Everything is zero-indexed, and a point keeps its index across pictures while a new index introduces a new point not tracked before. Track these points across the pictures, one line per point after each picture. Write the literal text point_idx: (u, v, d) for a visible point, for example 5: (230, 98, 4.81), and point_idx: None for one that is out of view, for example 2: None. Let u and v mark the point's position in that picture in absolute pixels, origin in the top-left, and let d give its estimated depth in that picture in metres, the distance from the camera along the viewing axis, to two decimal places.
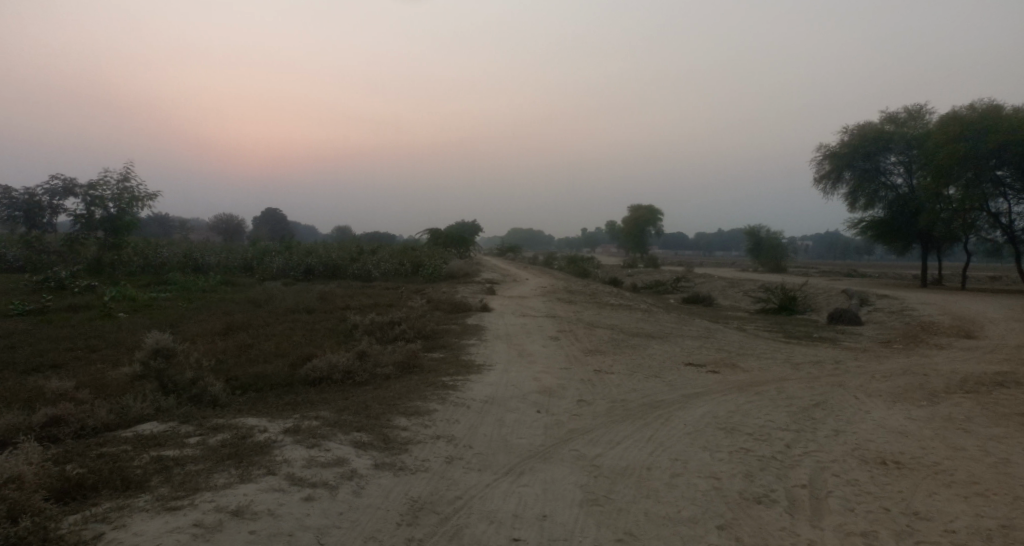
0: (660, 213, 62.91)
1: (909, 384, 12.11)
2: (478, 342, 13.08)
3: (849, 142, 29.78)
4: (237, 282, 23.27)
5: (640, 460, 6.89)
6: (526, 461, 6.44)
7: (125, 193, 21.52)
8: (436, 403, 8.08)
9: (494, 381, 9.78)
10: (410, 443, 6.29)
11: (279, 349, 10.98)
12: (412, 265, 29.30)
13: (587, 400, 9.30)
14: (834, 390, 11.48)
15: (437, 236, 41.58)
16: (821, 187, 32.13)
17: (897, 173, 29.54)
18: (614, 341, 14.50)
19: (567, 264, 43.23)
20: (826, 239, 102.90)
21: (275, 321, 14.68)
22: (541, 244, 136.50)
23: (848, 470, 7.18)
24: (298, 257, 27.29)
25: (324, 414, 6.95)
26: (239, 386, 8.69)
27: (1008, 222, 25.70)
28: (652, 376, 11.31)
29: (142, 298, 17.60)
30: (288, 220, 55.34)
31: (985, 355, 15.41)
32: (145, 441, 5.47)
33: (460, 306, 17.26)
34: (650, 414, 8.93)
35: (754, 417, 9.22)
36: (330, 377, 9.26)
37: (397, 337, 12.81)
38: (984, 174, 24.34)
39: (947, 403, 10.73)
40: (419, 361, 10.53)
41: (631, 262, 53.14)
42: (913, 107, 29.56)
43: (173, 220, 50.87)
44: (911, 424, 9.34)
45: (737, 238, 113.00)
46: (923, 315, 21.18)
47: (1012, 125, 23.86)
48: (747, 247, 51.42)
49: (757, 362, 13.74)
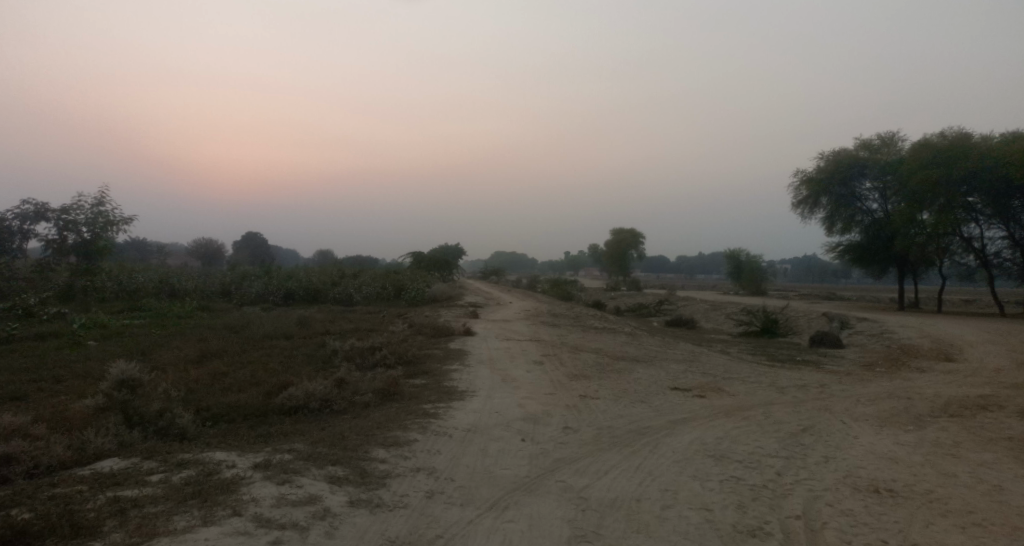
0: (641, 236, 63.15)
1: (894, 408, 11.98)
2: (460, 367, 12.79)
3: (825, 168, 30.08)
4: (214, 308, 22.82)
5: (629, 491, 6.63)
6: (510, 494, 6.15)
7: (99, 217, 21.24)
8: (417, 432, 7.79)
9: (476, 408, 9.50)
10: (388, 477, 5.99)
11: (254, 377, 10.65)
12: (394, 289, 29.01)
13: (572, 428, 9.04)
14: (821, 414, 11.31)
15: (419, 260, 41.31)
16: (799, 211, 32.37)
17: (873, 198, 29.82)
18: (598, 365, 14.30)
19: (550, 287, 43.13)
20: (805, 262, 103.89)
21: (252, 348, 14.30)
22: (523, 267, 136.55)
23: (842, 499, 6.97)
24: (277, 281, 26.88)
25: (299, 446, 6.64)
26: (210, 417, 8.36)
27: (981, 246, 26.09)
28: (637, 401, 11.09)
29: (114, 325, 17.14)
30: (268, 244, 54.83)
31: (966, 378, 15.38)
32: (103, 480, 5.15)
33: (442, 330, 16.97)
34: (638, 441, 8.70)
35: (743, 444, 9.01)
36: (307, 406, 8.94)
37: (378, 363, 12.49)
38: (956, 200, 24.62)
39: (934, 427, 10.61)
40: (400, 388, 10.23)
41: (614, 285, 53.17)
42: (886, 134, 29.95)
43: (152, 245, 50.14)
44: (900, 450, 9.17)
45: (717, 261, 113.75)
46: (904, 337, 21.21)
47: (981, 153, 24.17)
48: (728, 270, 51.56)
49: (742, 385, 13.58)
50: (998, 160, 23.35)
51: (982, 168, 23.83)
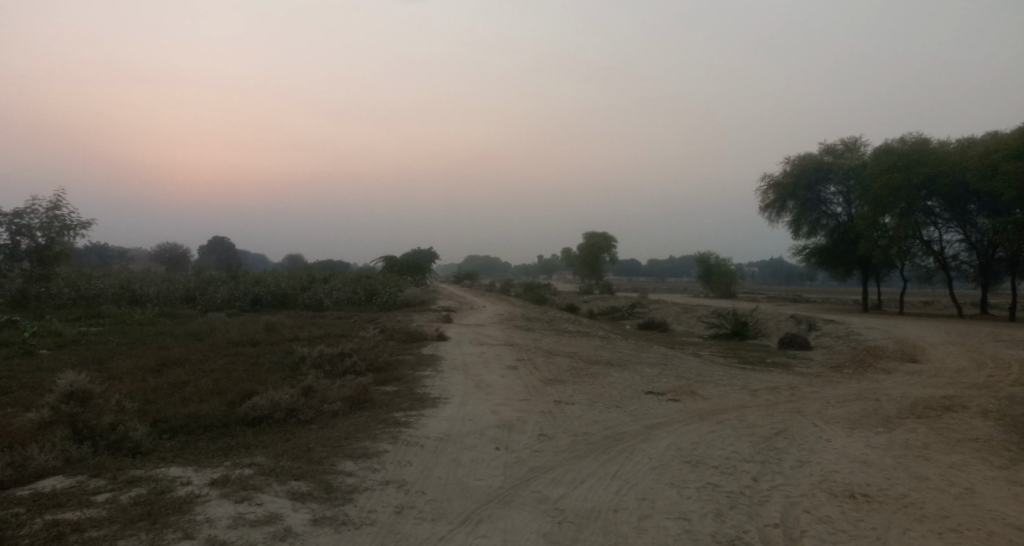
0: (613, 240, 63.34)
1: (864, 410, 12.00)
2: (433, 373, 12.51)
3: (792, 173, 30.42)
4: (177, 314, 22.23)
5: (605, 501, 6.46)
6: (485, 507, 5.93)
7: (55, 221, 20.37)
8: (387, 443, 7.52)
9: (449, 416, 9.25)
10: (356, 491, 5.73)
11: (218, 386, 10.28)
12: (366, 293, 28.65)
13: (547, 434, 8.84)
14: (793, 417, 11.26)
15: (391, 264, 40.87)
16: (766, 215, 32.66)
17: (837, 203, 30.22)
18: (571, 370, 14.13)
19: (523, 291, 42.94)
20: (772, 265, 105.33)
21: (216, 355, 13.88)
22: (495, 270, 136.29)
23: (819, 506, 6.88)
24: (245, 286, 26.30)
25: (261, 460, 6.35)
26: (168, 429, 8.02)
27: (940, 248, 26.53)
28: (611, 406, 10.95)
29: (71, 333, 16.56)
30: (236, 249, 53.90)
31: (931, 379, 15.53)
32: (43, 502, 4.84)
33: (414, 335, 16.67)
34: (613, 447, 8.53)
35: (719, 448, 8.90)
36: (272, 416, 8.61)
37: (347, 371, 12.15)
38: (916, 204, 25.03)
39: (903, 429, 10.62)
40: (371, 396, 9.93)
41: (586, 289, 53.27)
42: (849, 139, 30.35)
43: (114, 250, 48.96)
44: (873, 453, 9.14)
45: (687, 264, 114.80)
46: (870, 339, 21.45)
47: (939, 158, 24.62)
48: (697, 274, 51.36)
49: (715, 389, 13.52)
50: (956, 164, 23.79)
51: (941, 172, 24.25)
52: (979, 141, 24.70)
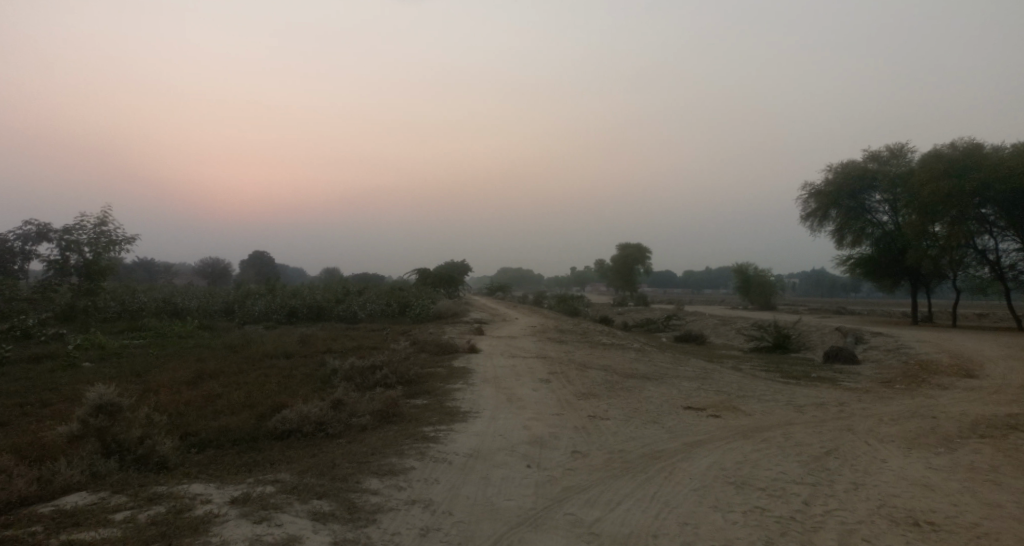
0: (649, 251, 62.48)
1: (919, 428, 11.32)
2: (465, 386, 12.22)
3: (834, 181, 29.53)
4: (215, 326, 22.36)
5: (645, 525, 6.05)
6: (516, 531, 5.58)
7: (102, 237, 20.84)
8: (415, 459, 7.24)
9: (479, 431, 8.92)
10: (380, 512, 5.44)
11: (249, 399, 10.14)
12: (399, 305, 28.55)
13: (582, 451, 8.46)
14: (844, 435, 10.67)
15: (425, 276, 40.81)
16: (808, 225, 31.76)
17: (883, 211, 29.21)
18: (607, 383, 13.71)
19: (557, 303, 42.44)
20: (813, 276, 102.95)
21: (249, 367, 13.82)
22: (530, 282, 135.83)
23: (879, 535, 6.41)
24: (282, 299, 26.40)
25: (285, 476, 6.10)
26: (196, 443, 7.86)
27: (995, 258, 25.38)
28: (650, 421, 10.51)
29: (111, 345, 16.71)
30: (275, 262, 54.52)
31: (989, 396, 14.68)
32: (59, 521, 4.65)
33: (446, 347, 16.42)
34: (652, 466, 8.12)
35: (765, 468, 8.42)
36: (300, 430, 8.41)
37: (378, 383, 11.92)
38: (968, 212, 23.97)
39: (965, 450, 9.94)
40: (400, 409, 9.68)
41: (622, 300, 52.57)
42: (894, 145, 29.28)
43: (158, 264, 49.97)
44: (933, 475, 8.54)
45: (725, 276, 112.90)
46: (921, 353, 20.51)
47: (992, 164, 23.61)
48: (736, 284, 50.09)
49: (758, 404, 12.95)
50: (1011, 171, 22.72)
51: (994, 179, 23.20)
52: None
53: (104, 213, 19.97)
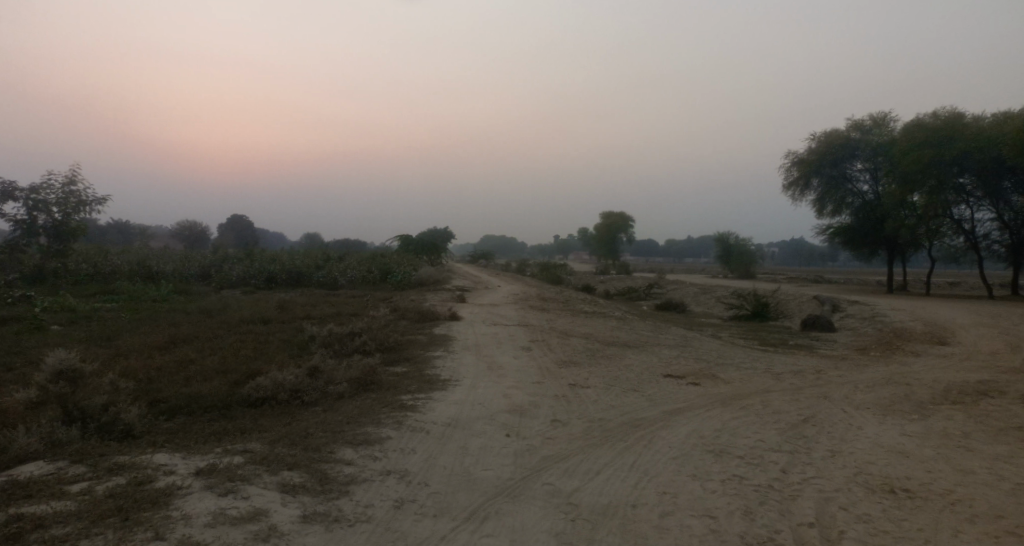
0: (631, 220, 62.54)
1: (895, 395, 11.41)
2: (444, 354, 12.08)
3: (817, 149, 29.45)
4: (191, 291, 21.96)
5: (623, 496, 5.99)
6: (493, 502, 5.49)
7: (70, 197, 20.10)
8: (391, 428, 7.10)
9: (458, 399, 8.81)
10: (353, 483, 5.32)
11: (223, 365, 9.93)
12: (380, 271, 28.29)
13: (561, 420, 8.38)
14: (821, 402, 10.71)
15: (407, 243, 40.49)
16: (789, 194, 31.76)
17: (864, 180, 29.26)
18: (587, 351, 13.66)
19: (539, 270, 42.34)
20: (792, 246, 103.81)
21: (225, 333, 13.56)
22: (513, 249, 135.51)
23: (856, 502, 6.43)
24: (259, 264, 25.99)
25: (255, 446, 5.94)
26: (166, 410, 7.67)
27: (971, 228, 25.56)
28: (629, 389, 10.47)
29: (81, 308, 16.31)
30: (253, 227, 53.73)
31: (962, 362, 14.85)
32: (11, 492, 4.46)
33: (426, 314, 16.25)
34: (631, 434, 8.06)
35: (743, 436, 8.40)
36: (275, 397, 8.25)
37: (356, 350, 11.74)
38: (947, 181, 24.03)
39: (939, 416, 10.03)
40: (378, 377, 9.52)
41: (604, 268, 52.63)
42: (878, 114, 29.26)
43: (133, 227, 48.97)
44: (909, 442, 8.58)
45: (706, 246, 113.48)
46: (896, 321, 20.70)
47: (974, 133, 23.63)
48: (716, 253, 50.34)
49: (737, 372, 12.97)
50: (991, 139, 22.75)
51: (974, 148, 23.25)
52: (1016, 115, 23.61)
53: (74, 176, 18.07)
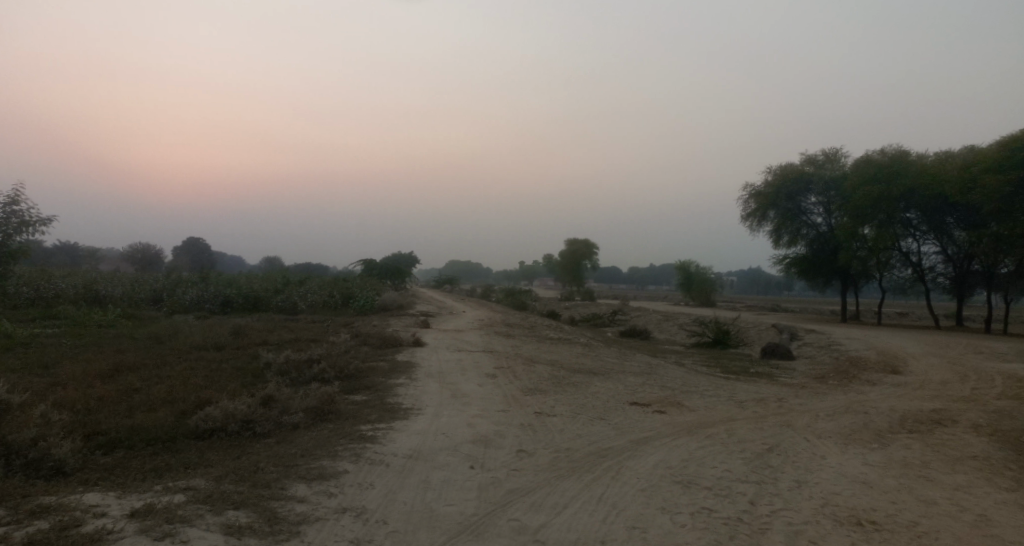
0: (594, 247, 62.93)
1: (855, 423, 11.43)
2: (406, 381, 11.74)
3: (773, 182, 30.04)
4: (141, 316, 21.18)
5: (591, 531, 5.76)
6: (455, 540, 5.22)
7: (12, 217, 19.02)
8: (348, 461, 6.77)
9: (420, 429, 8.50)
10: (305, 522, 5.03)
11: (171, 394, 9.48)
12: (341, 296, 27.77)
13: (526, 450, 8.13)
14: (784, 431, 10.65)
15: (370, 268, 39.96)
16: (747, 224, 32.25)
17: (818, 212, 29.88)
18: (552, 378, 13.45)
19: (503, 296, 42.13)
20: (750, 275, 105.74)
21: (175, 360, 13.01)
22: (477, 275, 135.24)
23: (825, 535, 6.31)
24: (216, 288, 25.26)
25: (198, 484, 5.64)
26: (106, 443, 7.25)
27: (917, 260, 26.26)
28: (595, 418, 10.27)
29: (21, 334, 15.51)
30: (211, 251, 52.57)
31: (916, 391, 15.03)
32: None
33: (388, 340, 15.87)
34: (598, 465, 7.85)
35: (710, 467, 8.26)
36: (225, 429, 7.84)
37: (315, 379, 11.33)
38: (895, 216, 24.82)
39: (899, 445, 10.05)
40: (337, 406, 9.16)
41: (568, 295, 52.68)
42: (830, 150, 29.98)
43: (85, 249, 47.43)
44: (872, 472, 8.53)
45: (667, 273, 114.81)
46: (851, 349, 20.98)
47: (918, 170, 24.33)
48: (677, 281, 50.83)
49: (701, 400, 12.89)
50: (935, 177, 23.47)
51: (919, 185, 23.96)
52: (959, 154, 24.41)
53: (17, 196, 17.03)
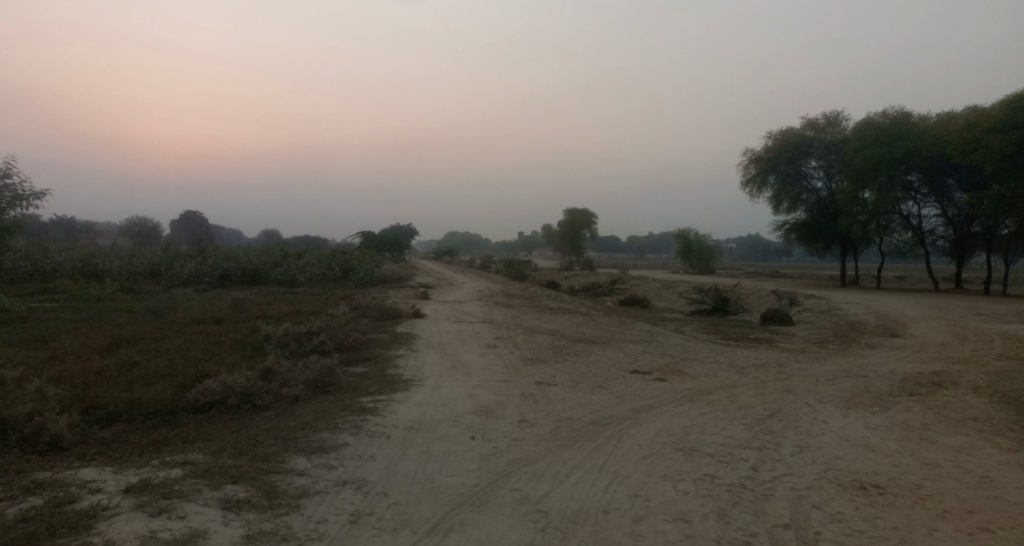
0: (594, 217, 62.63)
1: (855, 388, 11.39)
2: (407, 353, 11.67)
3: (773, 146, 29.73)
4: (139, 290, 21.07)
5: (594, 500, 5.72)
6: (457, 512, 5.16)
7: (5, 191, 18.89)
8: (349, 434, 6.71)
9: (421, 401, 8.44)
10: (304, 496, 4.98)
11: (170, 368, 9.41)
12: (341, 269, 27.66)
13: (528, 420, 8.08)
14: (785, 396, 10.60)
15: (369, 240, 39.78)
16: (747, 191, 32.00)
17: (818, 177, 29.63)
18: (552, 348, 13.40)
19: (503, 267, 42.02)
20: (748, 242, 105.63)
21: (174, 333, 12.94)
22: (476, 246, 134.97)
23: (829, 500, 6.28)
24: (214, 261, 25.11)
25: (196, 459, 5.60)
26: (104, 417, 7.20)
27: (918, 223, 26.03)
28: (597, 386, 10.23)
29: (18, 309, 15.42)
30: (208, 224, 52.33)
31: (916, 354, 15.00)
32: None
33: (388, 312, 15.79)
34: (601, 434, 7.81)
35: (712, 433, 8.23)
36: (224, 402, 7.79)
37: (314, 351, 11.26)
38: (896, 179, 24.49)
39: (899, 408, 10.02)
40: (336, 378, 9.09)
41: (568, 265, 52.57)
42: (831, 113, 29.66)
43: (81, 224, 47.15)
44: (874, 436, 8.50)
45: (666, 241, 114.66)
46: (851, 314, 20.93)
47: (920, 132, 24.04)
48: (676, 249, 50.70)
49: (702, 366, 12.85)
50: (937, 138, 23.22)
51: (920, 147, 23.70)
52: (961, 115, 24.12)
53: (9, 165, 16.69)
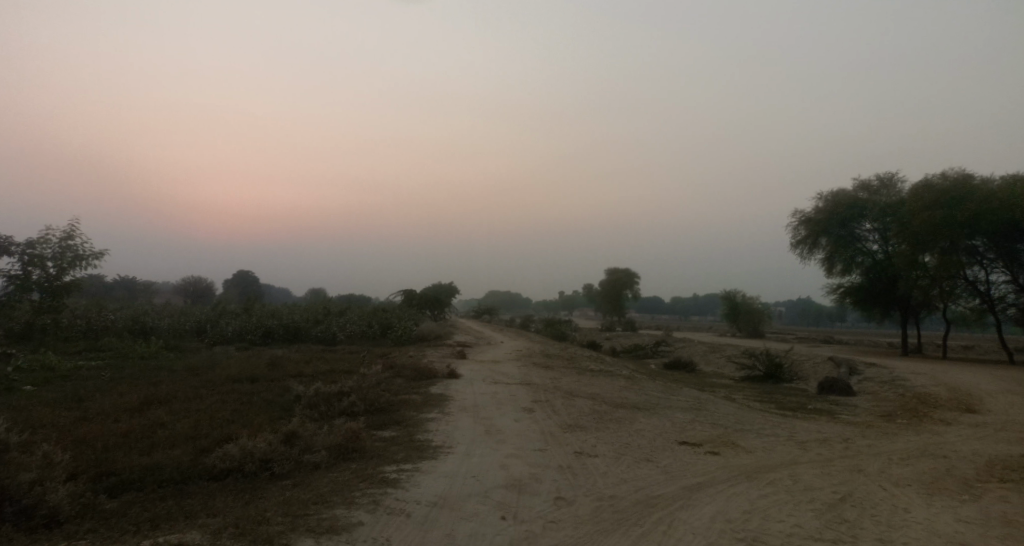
0: (636, 277, 61.62)
1: (935, 470, 10.20)
2: (440, 417, 10.98)
3: (825, 209, 28.69)
4: (183, 347, 21.00)
5: None
6: None
7: (68, 252, 18.80)
8: (364, 511, 6.03)
9: (448, 472, 7.72)
10: None
11: (195, 429, 8.94)
12: (380, 326, 27.30)
13: (565, 498, 7.28)
14: (856, 478, 9.51)
15: (411, 297, 39.54)
16: (798, 252, 30.83)
17: (873, 240, 28.28)
18: (595, 414, 12.53)
19: (544, 327, 41.20)
20: (799, 305, 102.37)
21: (207, 393, 12.58)
22: (518, 306, 134.46)
23: None
24: (257, 318, 25.03)
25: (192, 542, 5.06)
26: (116, 484, 6.72)
27: (985, 290, 24.39)
28: (643, 460, 9.34)
29: (64, 367, 15.38)
30: (259, 283, 53.25)
31: (999, 434, 13.58)
32: None
33: (423, 372, 15.19)
34: (647, 517, 6.95)
35: (776, 520, 7.28)
36: (242, 469, 7.24)
37: (343, 413, 10.69)
38: (958, 243, 23.16)
39: (992, 497, 8.83)
40: (364, 443, 8.46)
41: (611, 325, 51.39)
42: (884, 175, 28.48)
43: (138, 282, 48.44)
44: (967, 531, 7.39)
45: (713, 303, 112.02)
46: (918, 386, 19.43)
47: (982, 194, 22.79)
48: (723, 311, 49.15)
49: (758, 440, 11.78)
50: (1001, 203, 21.95)
51: (984, 210, 22.40)
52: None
53: (71, 226, 17.68)
